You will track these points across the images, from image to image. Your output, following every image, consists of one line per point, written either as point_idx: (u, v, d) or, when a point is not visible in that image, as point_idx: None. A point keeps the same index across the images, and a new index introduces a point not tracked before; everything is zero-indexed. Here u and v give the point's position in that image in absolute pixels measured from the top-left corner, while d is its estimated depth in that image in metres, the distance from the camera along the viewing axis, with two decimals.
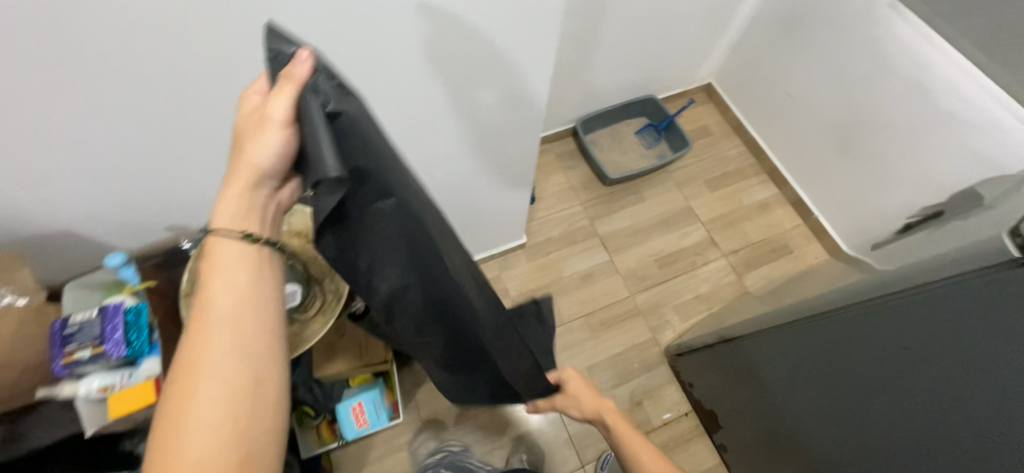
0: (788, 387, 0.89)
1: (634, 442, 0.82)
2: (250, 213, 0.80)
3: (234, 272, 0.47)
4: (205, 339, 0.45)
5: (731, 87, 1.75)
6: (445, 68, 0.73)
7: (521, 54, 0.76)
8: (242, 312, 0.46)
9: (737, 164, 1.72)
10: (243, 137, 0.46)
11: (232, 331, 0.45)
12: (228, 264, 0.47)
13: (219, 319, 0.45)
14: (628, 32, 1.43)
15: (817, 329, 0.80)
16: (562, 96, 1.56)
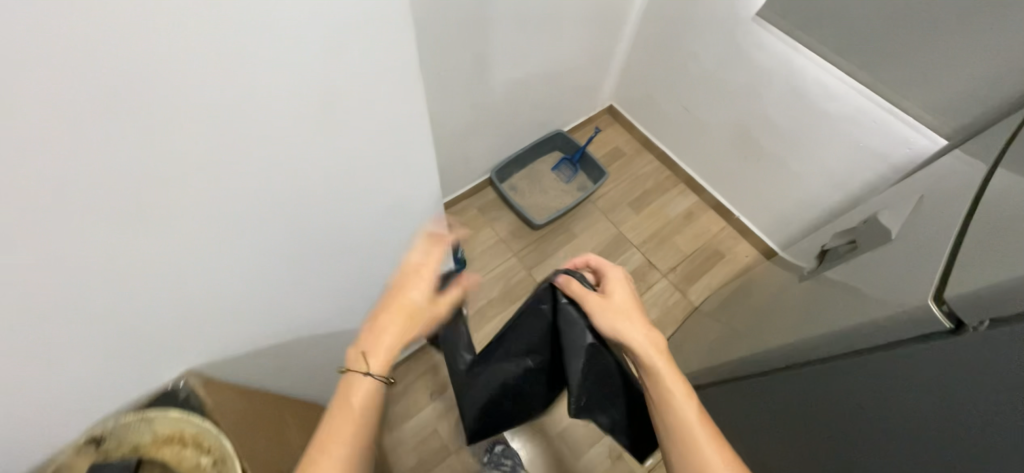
0: (744, 445, 0.77)
1: (657, 396, 0.62)
2: (92, 433, 0.57)
3: (363, 405, 0.59)
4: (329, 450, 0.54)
5: (630, 107, 1.77)
6: (303, 196, 0.59)
7: (390, 150, 0.66)
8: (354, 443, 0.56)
9: (654, 179, 1.74)
10: (405, 305, 0.66)
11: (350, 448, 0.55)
12: (357, 397, 0.59)
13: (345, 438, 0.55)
14: (518, 82, 1.37)
15: (773, 386, 0.67)
16: (468, 154, 1.48)
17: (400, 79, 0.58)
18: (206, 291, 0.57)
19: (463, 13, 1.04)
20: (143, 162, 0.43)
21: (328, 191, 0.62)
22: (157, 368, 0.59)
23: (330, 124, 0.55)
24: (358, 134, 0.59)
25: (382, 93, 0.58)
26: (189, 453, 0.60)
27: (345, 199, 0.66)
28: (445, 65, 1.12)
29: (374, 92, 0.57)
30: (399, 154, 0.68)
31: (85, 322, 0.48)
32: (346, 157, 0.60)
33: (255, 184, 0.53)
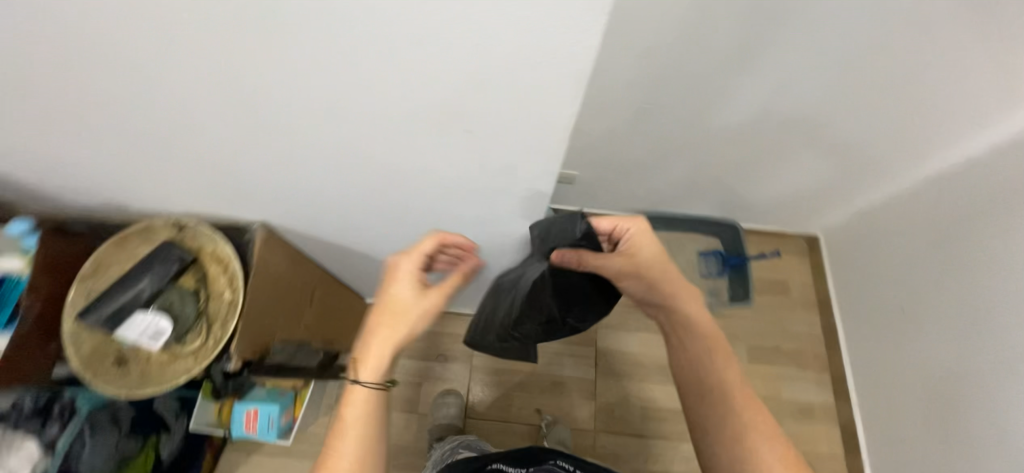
0: None
1: (683, 358, 0.70)
2: (184, 219, 0.70)
3: (360, 418, 0.63)
4: (340, 444, 0.62)
5: (836, 255, 1.41)
6: (405, 151, 0.62)
7: (503, 162, 0.63)
8: (363, 443, 0.62)
9: (798, 344, 1.40)
10: (395, 308, 0.66)
11: (355, 445, 0.61)
12: (353, 409, 0.63)
13: (353, 432, 0.62)
14: (730, 149, 1.18)
15: None
16: (629, 186, 1.34)
17: (547, 116, 0.54)
18: (300, 163, 0.65)
19: (713, 67, 0.96)
20: (300, 50, 0.48)
21: (428, 160, 0.63)
22: (245, 194, 0.71)
23: (459, 114, 0.55)
24: (480, 136, 0.58)
25: (522, 118, 0.55)
26: (224, 280, 0.69)
27: (438, 173, 0.66)
28: (662, 99, 1.04)
29: (512, 115, 0.54)
30: (508, 171, 0.64)
31: (214, 132, 0.60)
32: (458, 145, 0.60)
33: (396, 107, 0.54)
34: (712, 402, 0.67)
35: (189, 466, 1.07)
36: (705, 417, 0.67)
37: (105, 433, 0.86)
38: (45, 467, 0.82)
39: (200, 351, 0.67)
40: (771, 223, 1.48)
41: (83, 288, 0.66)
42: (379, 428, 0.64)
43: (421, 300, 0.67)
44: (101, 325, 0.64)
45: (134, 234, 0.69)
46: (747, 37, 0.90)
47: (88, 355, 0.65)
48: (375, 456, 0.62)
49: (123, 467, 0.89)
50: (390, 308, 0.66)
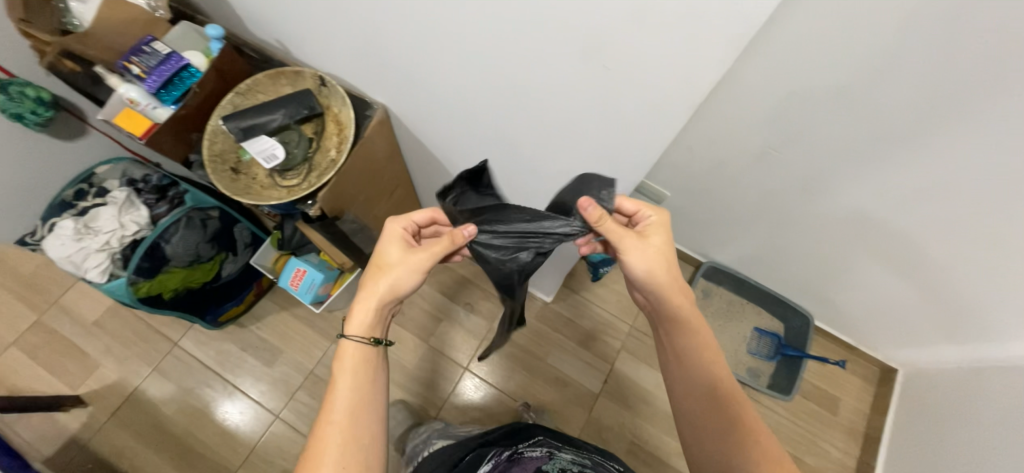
0: None
1: (679, 354, 0.71)
2: (327, 76, 0.79)
3: (355, 364, 0.65)
4: (335, 387, 0.64)
5: (910, 397, 1.23)
6: (531, 68, 0.58)
7: (625, 116, 0.57)
8: (360, 386, 0.64)
9: (822, 465, 1.27)
10: (382, 264, 0.67)
11: (351, 389, 0.64)
12: (350, 357, 0.66)
13: (343, 376, 0.65)
14: (836, 238, 1.05)
15: None
16: (713, 231, 1.26)
17: (699, 70, 0.47)
18: (417, 64, 0.68)
19: (861, 140, 0.81)
20: None
21: (550, 86, 0.59)
22: (370, 65, 0.74)
23: (602, 48, 0.50)
24: (615, 78, 0.53)
25: (665, 72, 0.49)
26: (336, 138, 0.79)
27: (555, 105, 0.61)
28: (788, 150, 0.90)
29: (661, 64, 0.48)
30: (626, 129, 0.58)
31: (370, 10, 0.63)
32: (588, 81, 0.55)
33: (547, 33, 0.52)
34: (703, 396, 0.67)
35: (238, 292, 1.21)
36: (700, 412, 0.67)
37: (193, 230, 0.98)
38: (142, 236, 0.95)
39: (294, 188, 0.77)
40: (848, 334, 1.33)
41: (234, 99, 0.77)
42: (371, 384, 0.65)
43: (407, 256, 0.66)
44: (236, 132, 0.74)
45: (285, 74, 0.79)
46: (914, 123, 0.74)
47: (216, 153, 0.76)
48: (375, 406, 0.64)
49: (193, 265, 1.01)
50: (377, 263, 0.67)
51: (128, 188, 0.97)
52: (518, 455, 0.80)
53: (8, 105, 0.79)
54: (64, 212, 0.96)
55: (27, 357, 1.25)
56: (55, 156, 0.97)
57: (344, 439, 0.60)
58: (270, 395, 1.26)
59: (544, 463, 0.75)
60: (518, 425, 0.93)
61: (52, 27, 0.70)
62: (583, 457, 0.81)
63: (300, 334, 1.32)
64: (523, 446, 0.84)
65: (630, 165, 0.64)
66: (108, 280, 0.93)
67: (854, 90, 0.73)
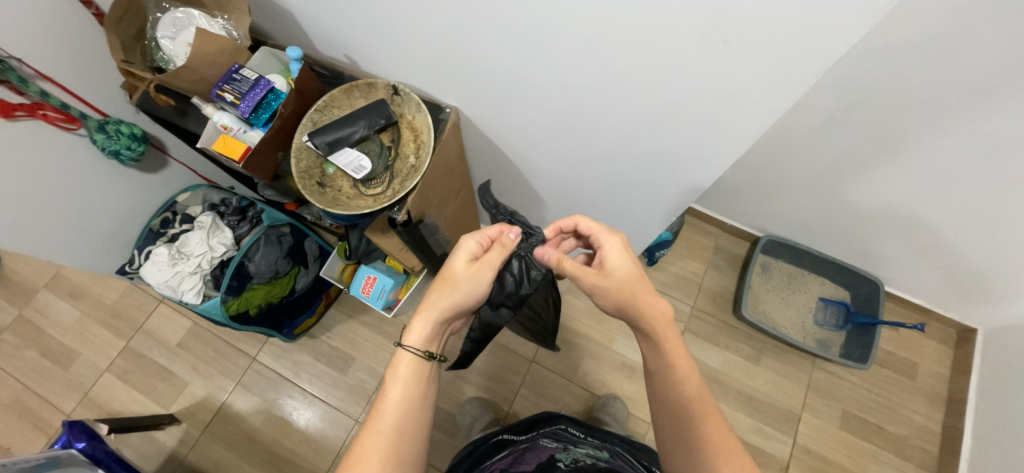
0: None
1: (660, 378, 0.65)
2: (399, 85, 0.81)
3: (407, 377, 0.63)
4: (385, 392, 0.62)
5: (993, 355, 1.19)
6: (632, 53, 0.56)
7: (737, 91, 0.54)
8: (410, 406, 0.61)
9: (904, 432, 1.24)
10: (449, 277, 0.66)
11: (402, 393, 0.61)
12: (407, 374, 0.63)
13: (396, 382, 0.62)
14: (912, 200, 1.02)
15: None
16: (773, 204, 1.24)
17: (823, 42, 0.45)
18: (495, 61, 0.68)
19: (945, 93, 0.78)
20: None
21: (652, 69, 0.56)
22: (446, 67, 0.74)
23: (724, 22, 0.47)
24: (733, 53, 0.50)
25: (798, 38, 0.46)
26: (413, 144, 0.81)
27: (655, 87, 0.59)
28: (859, 112, 0.88)
29: (786, 30, 0.45)
30: (736, 104, 0.55)
31: (447, 15, 0.64)
32: (699, 59, 0.52)
33: (647, 19, 0.51)
34: (672, 411, 0.63)
35: (310, 304, 1.25)
36: (672, 430, 0.63)
37: (271, 247, 1.03)
38: (228, 256, 1.01)
39: (379, 196, 0.80)
40: (921, 296, 1.29)
41: (314, 117, 0.80)
42: (420, 394, 0.63)
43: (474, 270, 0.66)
44: (322, 147, 0.76)
45: (359, 87, 0.81)
46: (1006, 72, 0.71)
47: (303, 169, 0.79)
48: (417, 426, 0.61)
49: (274, 280, 1.06)
50: (446, 276, 0.66)
51: (210, 213, 1.03)
52: (534, 444, 0.84)
53: (106, 143, 0.84)
54: (155, 241, 1.02)
55: (121, 381, 1.33)
56: (140, 188, 1.02)
57: (386, 454, 0.57)
58: (347, 401, 1.31)
59: (558, 453, 0.78)
60: (540, 417, 0.95)
61: (146, 65, 0.77)
62: (601, 450, 0.82)
63: (369, 340, 1.36)
64: (543, 433, 0.87)
65: (730, 145, 0.61)
66: (202, 301, 0.98)
67: (937, 43, 0.72)
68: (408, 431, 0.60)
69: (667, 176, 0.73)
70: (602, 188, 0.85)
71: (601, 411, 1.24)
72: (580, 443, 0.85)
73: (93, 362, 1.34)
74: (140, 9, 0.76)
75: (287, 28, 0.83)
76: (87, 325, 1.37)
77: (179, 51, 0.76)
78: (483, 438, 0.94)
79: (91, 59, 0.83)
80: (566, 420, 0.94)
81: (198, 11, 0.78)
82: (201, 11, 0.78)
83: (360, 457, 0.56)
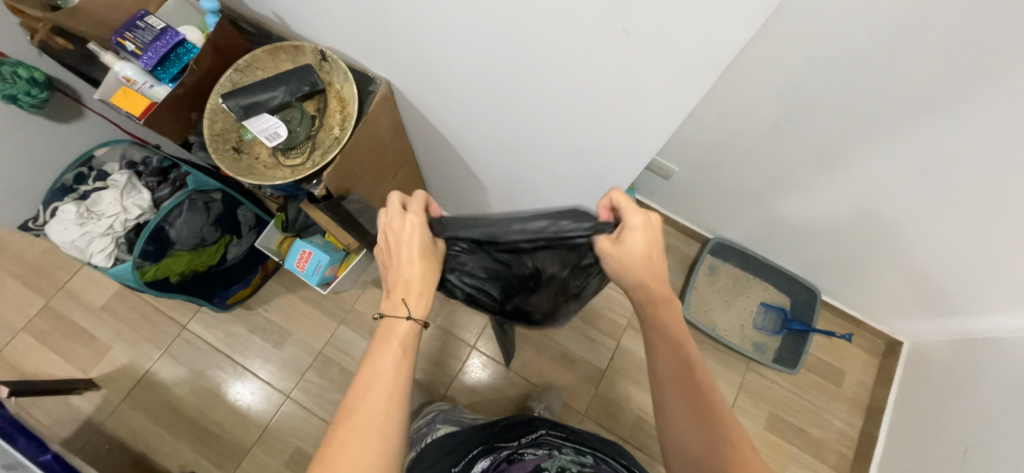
0: None
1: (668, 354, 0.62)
2: (327, 50, 0.76)
3: (402, 346, 0.59)
4: (380, 356, 0.58)
5: (913, 368, 1.24)
6: (547, 37, 0.53)
7: (644, 84, 0.52)
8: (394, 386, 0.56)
9: (824, 435, 1.29)
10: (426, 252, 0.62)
11: (396, 357, 0.58)
12: (397, 340, 0.59)
13: (388, 347, 0.58)
14: (845, 212, 1.04)
15: None
16: (721, 205, 1.24)
17: (723, 31, 0.43)
18: (420, 31, 0.64)
19: (881, 107, 0.78)
20: None
21: (569, 55, 0.54)
22: (372, 35, 0.70)
23: (624, 9, 0.45)
24: (638, 42, 0.48)
25: (693, 27, 0.44)
26: (339, 115, 0.76)
27: (575, 74, 0.56)
28: (801, 118, 0.87)
29: (694, 23, 0.43)
30: (644, 95, 0.53)
31: None
32: (609, 50, 0.50)
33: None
34: (671, 382, 0.61)
35: (243, 275, 1.20)
36: (673, 404, 0.60)
37: (196, 212, 0.97)
38: (145, 219, 0.95)
39: (298, 167, 0.75)
40: (855, 307, 1.33)
41: (232, 77, 0.74)
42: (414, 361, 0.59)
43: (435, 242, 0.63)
44: (237, 110, 0.72)
45: (285, 49, 0.76)
46: (934, 90, 0.72)
47: (217, 132, 0.74)
48: (404, 406, 0.56)
49: (198, 248, 1.00)
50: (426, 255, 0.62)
51: (128, 171, 0.96)
52: (518, 454, 0.80)
53: (2, 87, 0.77)
54: (65, 196, 0.95)
55: (39, 343, 1.26)
56: (50, 138, 0.95)
57: (381, 421, 0.53)
58: (280, 376, 1.27)
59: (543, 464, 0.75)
60: (518, 423, 0.90)
61: (41, 2, 0.68)
62: (585, 455, 0.80)
63: (308, 315, 1.33)
64: (526, 442, 0.84)
65: (649, 139, 0.59)
66: (113, 264, 0.93)
67: (872, 56, 0.71)
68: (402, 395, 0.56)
69: (596, 169, 0.71)
70: (539, 177, 0.82)
71: (536, 400, 1.24)
72: (563, 448, 0.82)
73: (8, 320, 1.26)
74: None
75: None
76: (4, 281, 1.29)
77: None
78: (465, 440, 0.91)
79: None
80: (547, 423, 0.91)
81: None
82: None
83: (350, 425, 0.53)
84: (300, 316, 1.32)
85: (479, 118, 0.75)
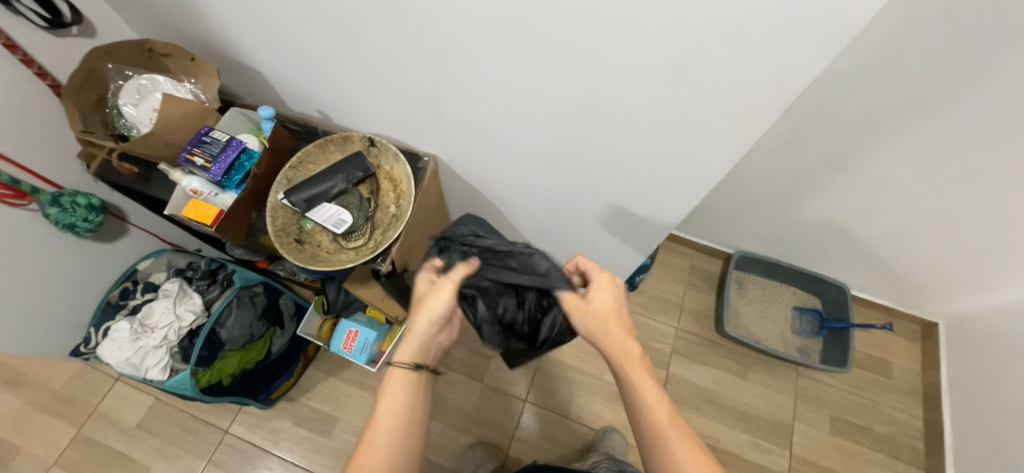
0: None
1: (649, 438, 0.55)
2: (375, 137, 0.82)
3: (401, 398, 0.59)
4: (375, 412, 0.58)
5: (956, 347, 1.26)
6: (611, 97, 0.60)
7: (710, 125, 0.58)
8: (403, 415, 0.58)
9: (890, 430, 1.28)
10: (419, 298, 0.64)
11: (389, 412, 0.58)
12: (398, 391, 0.59)
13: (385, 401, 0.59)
14: (860, 209, 1.10)
15: None
16: (740, 220, 1.30)
17: (783, 77, 0.49)
18: (472, 108, 0.71)
19: (880, 111, 0.86)
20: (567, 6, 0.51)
21: (628, 108, 0.60)
22: (422, 118, 0.77)
23: (688, 67, 0.52)
24: (702, 92, 0.54)
25: (760, 74, 0.50)
26: (393, 194, 0.81)
27: (634, 124, 0.62)
28: (807, 131, 0.95)
29: (754, 70, 0.50)
30: (705, 135, 0.60)
31: (426, 64, 0.66)
32: (672, 100, 0.57)
33: (623, 60, 0.54)
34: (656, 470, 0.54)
35: (287, 366, 1.17)
36: None
37: (244, 309, 0.98)
38: (198, 324, 0.95)
39: (361, 248, 0.78)
40: (884, 297, 1.37)
41: (289, 174, 0.78)
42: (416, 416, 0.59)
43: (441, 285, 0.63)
44: (300, 204, 0.75)
45: (335, 142, 0.81)
46: (924, 90, 0.80)
47: (279, 227, 0.77)
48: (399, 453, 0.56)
49: (248, 345, 0.99)
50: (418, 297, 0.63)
51: (177, 279, 0.97)
52: None
53: (61, 217, 0.79)
54: (115, 314, 0.96)
55: None
56: (97, 258, 0.97)
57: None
58: (333, 466, 1.22)
59: None
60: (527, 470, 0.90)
61: (107, 133, 0.74)
62: None
63: (353, 396, 1.29)
64: None
65: (708, 172, 0.65)
66: (169, 376, 0.90)
67: (864, 69, 0.80)
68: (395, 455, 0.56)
69: (647, 206, 0.76)
70: (584, 221, 0.87)
71: (600, 444, 1.21)
72: None
73: (39, 455, 1.20)
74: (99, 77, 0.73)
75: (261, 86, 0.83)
76: (31, 414, 1.23)
77: (145, 118, 0.73)
78: None
79: (45, 128, 0.79)
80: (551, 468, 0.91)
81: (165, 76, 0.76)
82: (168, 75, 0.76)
83: None
84: (345, 399, 1.29)
85: (527, 175, 0.80)
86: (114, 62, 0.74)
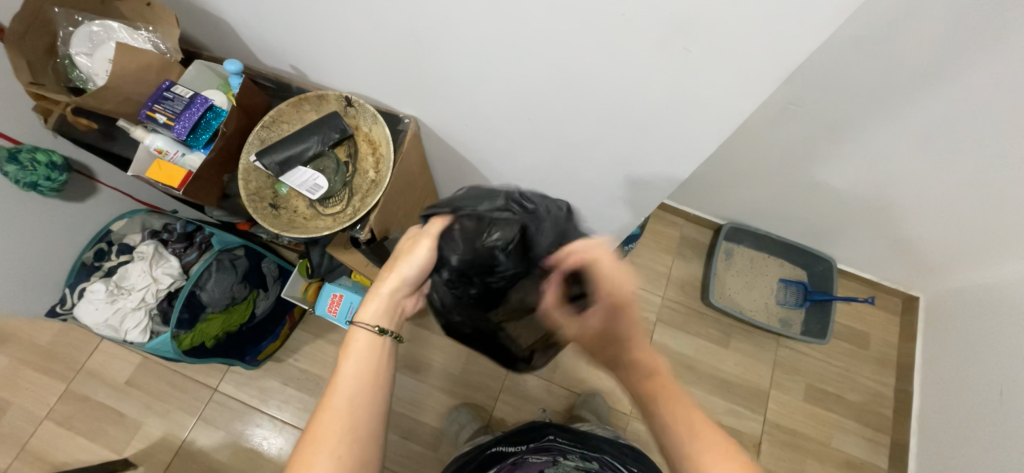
0: None
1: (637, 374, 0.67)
2: (352, 96, 0.77)
3: (364, 359, 0.59)
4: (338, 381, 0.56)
5: (934, 321, 1.29)
6: (602, 61, 0.56)
7: (709, 94, 0.55)
8: (359, 396, 0.56)
9: (861, 399, 1.32)
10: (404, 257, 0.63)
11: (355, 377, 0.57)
12: (357, 351, 0.59)
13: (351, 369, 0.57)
14: (854, 184, 1.08)
15: None
16: (732, 191, 1.27)
17: (787, 41, 0.46)
18: (454, 67, 0.66)
19: (883, 81, 0.82)
20: None
21: (619, 72, 0.56)
22: (402, 76, 0.72)
23: (687, 27, 0.48)
24: (699, 58, 0.51)
25: (764, 38, 0.46)
26: (372, 158, 0.78)
27: (627, 89, 0.59)
28: (808, 101, 0.91)
29: (756, 34, 0.47)
30: (698, 105, 0.57)
31: (403, 18, 0.61)
32: (666, 66, 0.53)
33: (615, 19, 0.50)
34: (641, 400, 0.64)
35: (273, 328, 1.17)
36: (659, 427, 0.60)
37: (225, 273, 0.96)
38: (177, 287, 0.93)
39: (340, 215, 0.76)
40: (868, 271, 1.38)
41: (261, 135, 0.74)
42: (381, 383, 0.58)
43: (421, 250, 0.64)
44: (273, 167, 0.72)
45: (309, 100, 0.77)
46: (931, 59, 0.76)
47: (252, 191, 0.74)
48: (371, 412, 0.56)
49: (230, 308, 0.98)
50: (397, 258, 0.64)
51: (152, 241, 0.95)
52: (522, 459, 0.81)
53: (21, 175, 0.76)
54: (90, 276, 0.94)
55: (65, 429, 1.21)
56: (66, 217, 0.93)
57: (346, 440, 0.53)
58: None
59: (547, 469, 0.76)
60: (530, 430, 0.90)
61: (60, 85, 0.69)
62: (591, 461, 0.80)
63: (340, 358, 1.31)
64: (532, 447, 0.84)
65: (700, 142, 0.62)
66: (149, 338, 0.90)
67: (871, 36, 0.76)
68: (365, 415, 0.55)
69: (635, 176, 0.74)
70: (571, 190, 0.85)
71: (583, 406, 1.25)
72: (569, 453, 0.82)
73: (29, 410, 1.21)
74: (47, 24, 0.67)
75: (228, 37, 0.77)
76: (17, 371, 1.23)
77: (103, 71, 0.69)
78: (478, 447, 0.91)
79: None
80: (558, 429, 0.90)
81: (121, 24, 0.71)
82: (124, 23, 0.71)
83: (318, 441, 0.52)
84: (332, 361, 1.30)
85: (513, 140, 0.77)
86: (61, 6, 0.68)
